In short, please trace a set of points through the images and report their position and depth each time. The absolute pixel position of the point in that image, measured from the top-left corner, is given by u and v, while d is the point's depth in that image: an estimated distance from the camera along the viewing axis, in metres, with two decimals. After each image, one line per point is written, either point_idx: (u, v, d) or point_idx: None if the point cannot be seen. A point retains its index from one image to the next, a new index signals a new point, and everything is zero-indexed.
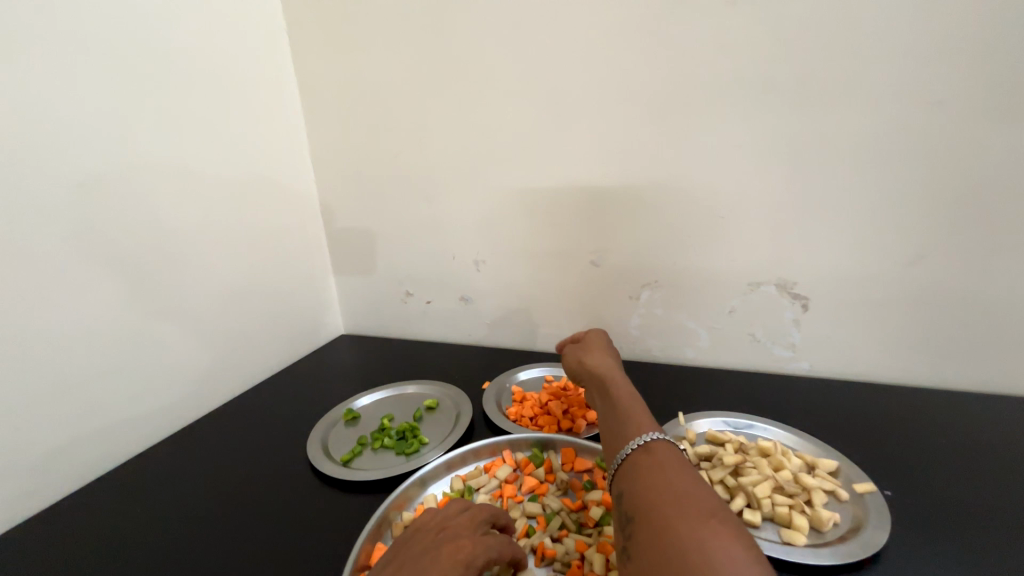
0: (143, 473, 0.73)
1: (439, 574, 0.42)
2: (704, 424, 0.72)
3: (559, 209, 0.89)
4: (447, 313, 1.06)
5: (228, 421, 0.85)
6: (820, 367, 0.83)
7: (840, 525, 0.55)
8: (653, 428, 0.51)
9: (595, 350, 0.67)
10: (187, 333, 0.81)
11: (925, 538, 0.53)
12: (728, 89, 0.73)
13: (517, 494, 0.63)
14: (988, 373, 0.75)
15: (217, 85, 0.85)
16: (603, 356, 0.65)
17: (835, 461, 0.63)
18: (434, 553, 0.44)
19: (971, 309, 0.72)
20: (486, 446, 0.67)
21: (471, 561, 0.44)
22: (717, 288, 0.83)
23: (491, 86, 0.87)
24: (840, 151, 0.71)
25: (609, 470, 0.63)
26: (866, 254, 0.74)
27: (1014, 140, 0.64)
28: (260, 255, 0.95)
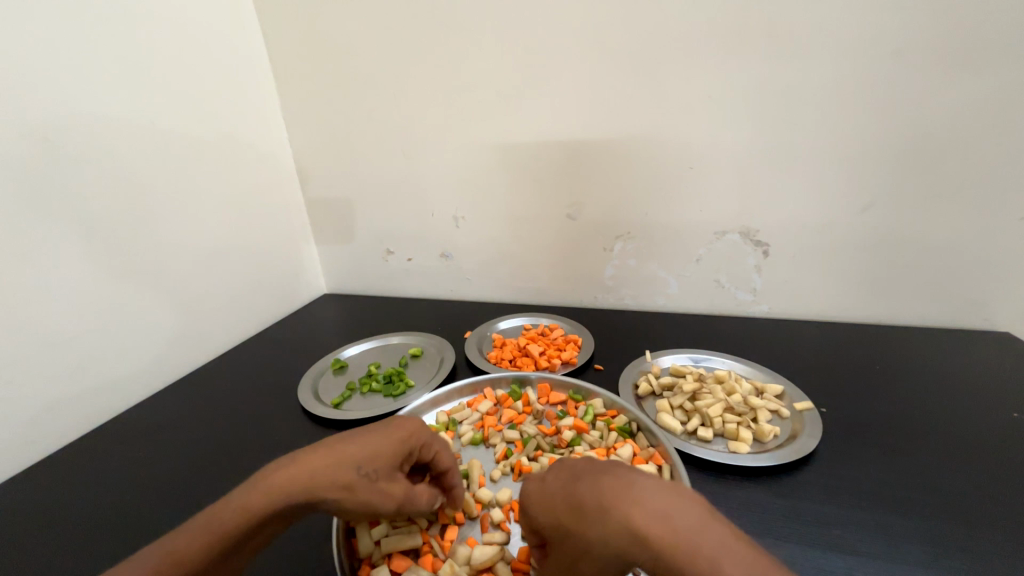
0: (137, 425, 0.76)
1: (380, 437, 0.46)
2: (667, 360, 0.79)
3: (535, 165, 0.90)
4: (428, 269, 1.08)
5: (217, 376, 0.88)
6: (777, 308, 0.90)
7: (779, 437, 0.63)
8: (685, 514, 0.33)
9: (539, 496, 0.42)
10: (168, 293, 0.82)
11: (851, 444, 0.61)
12: (699, 39, 0.74)
13: (497, 424, 0.68)
14: (922, 308, 0.83)
15: (179, 36, 0.81)
16: (552, 493, 0.40)
17: (782, 386, 0.71)
18: (386, 419, 0.49)
19: (912, 250, 0.79)
20: (469, 384, 0.72)
21: (411, 432, 0.48)
22: (685, 237, 0.88)
23: (465, 39, 0.85)
24: (800, 100, 0.74)
25: (580, 401, 0.69)
26: (821, 200, 0.79)
27: (959, 89, 0.68)
28: (237, 215, 0.94)
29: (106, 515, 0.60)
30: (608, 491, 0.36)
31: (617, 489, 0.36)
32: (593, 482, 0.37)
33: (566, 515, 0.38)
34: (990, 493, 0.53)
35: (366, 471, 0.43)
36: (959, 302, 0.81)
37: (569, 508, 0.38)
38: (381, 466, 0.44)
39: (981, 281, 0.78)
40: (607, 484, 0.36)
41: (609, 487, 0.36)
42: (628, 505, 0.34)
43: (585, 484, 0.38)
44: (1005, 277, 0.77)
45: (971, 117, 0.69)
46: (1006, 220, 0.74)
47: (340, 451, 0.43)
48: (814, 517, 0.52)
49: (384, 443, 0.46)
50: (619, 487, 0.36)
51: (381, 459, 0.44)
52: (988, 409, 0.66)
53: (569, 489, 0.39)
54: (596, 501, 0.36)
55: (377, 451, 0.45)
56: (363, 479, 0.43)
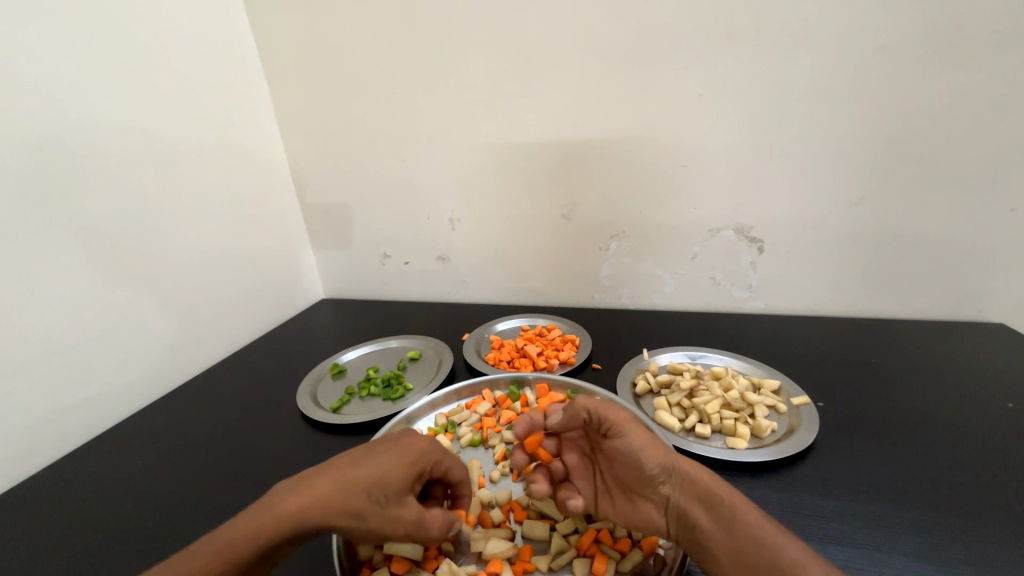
0: (135, 433, 0.76)
1: (391, 462, 0.45)
2: (664, 357, 0.79)
3: (529, 166, 0.91)
4: (425, 272, 1.08)
5: (215, 383, 0.88)
6: (772, 304, 0.90)
7: (777, 432, 0.63)
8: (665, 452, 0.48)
9: (606, 425, 0.51)
10: (165, 301, 0.82)
11: (848, 437, 0.62)
12: (689, 38, 0.75)
13: (496, 425, 0.69)
14: (916, 301, 0.83)
15: (171, 43, 0.81)
16: (624, 426, 0.51)
17: (778, 381, 0.71)
18: (394, 442, 0.48)
19: (905, 243, 0.79)
20: (467, 386, 0.72)
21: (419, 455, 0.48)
22: (680, 235, 0.88)
23: (457, 42, 0.85)
24: (790, 97, 0.74)
25: (578, 400, 0.70)
26: (814, 196, 0.79)
27: (947, 82, 0.69)
28: (233, 221, 0.94)
29: (107, 524, 0.60)
30: (671, 452, 0.48)
31: (664, 446, 0.49)
32: (653, 440, 0.50)
33: (631, 443, 0.49)
34: (985, 483, 0.54)
35: (376, 495, 0.43)
36: (953, 294, 0.81)
37: (621, 440, 0.49)
38: (390, 490, 0.44)
39: (974, 273, 0.79)
40: (665, 447, 0.49)
41: (671, 450, 0.49)
42: (684, 462, 0.48)
43: (648, 439, 0.50)
44: (997, 268, 0.78)
45: (958, 110, 0.70)
46: (996, 212, 0.74)
47: (348, 473, 0.43)
48: (812, 510, 0.52)
49: (393, 465, 0.45)
50: (676, 452, 0.49)
51: (391, 483, 0.44)
52: (983, 400, 0.67)
53: (635, 431, 0.50)
54: (662, 452, 0.48)
55: (387, 474, 0.44)
56: (372, 503, 0.42)
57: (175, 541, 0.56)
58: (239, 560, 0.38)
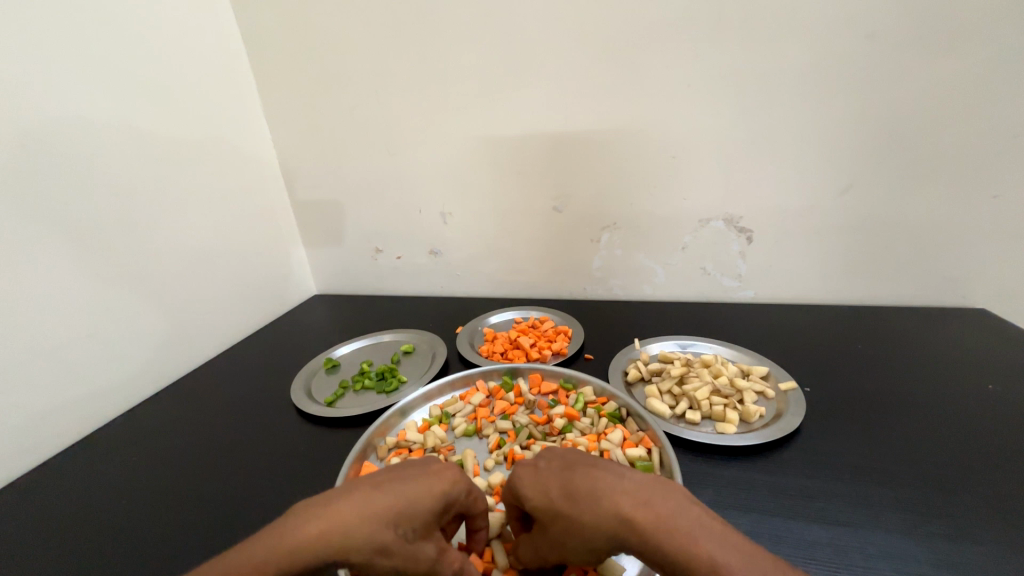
0: (128, 431, 0.75)
1: (421, 494, 0.41)
2: (655, 346, 0.80)
3: (520, 159, 0.91)
4: (417, 266, 1.08)
5: (209, 379, 0.88)
6: (762, 293, 0.91)
7: (765, 416, 0.64)
8: (605, 514, 0.37)
9: (532, 480, 0.43)
10: (156, 299, 0.81)
11: (835, 421, 0.63)
12: (679, 29, 0.75)
13: (490, 415, 0.69)
14: (901, 288, 0.85)
15: (156, 35, 0.79)
16: (548, 474, 0.42)
17: (767, 367, 0.72)
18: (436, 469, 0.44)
19: (890, 231, 0.81)
20: (461, 377, 0.73)
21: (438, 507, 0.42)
22: (671, 225, 0.89)
23: (447, 33, 0.85)
24: (778, 87, 0.75)
25: (571, 390, 0.70)
26: (800, 186, 0.81)
27: (930, 72, 0.70)
28: (223, 216, 0.93)
29: (102, 521, 0.60)
30: (600, 483, 0.38)
31: (594, 471, 0.40)
32: (585, 471, 0.40)
33: (559, 500, 0.40)
34: (965, 462, 0.56)
35: (401, 528, 0.39)
36: (936, 280, 0.83)
37: (556, 519, 0.40)
38: (418, 523, 0.40)
39: (955, 260, 0.81)
40: (599, 476, 0.39)
41: (601, 480, 0.39)
42: (613, 493, 0.37)
43: (577, 471, 0.40)
44: (979, 254, 0.79)
45: (940, 99, 0.71)
46: (978, 198, 0.76)
47: (371, 518, 0.38)
48: (797, 491, 0.54)
49: (423, 500, 0.41)
50: (609, 480, 0.38)
51: (418, 518, 0.40)
52: (965, 383, 0.68)
53: (559, 477, 0.41)
54: (586, 491, 0.38)
55: (415, 507, 0.40)
56: (397, 540, 0.39)
57: (171, 536, 0.57)
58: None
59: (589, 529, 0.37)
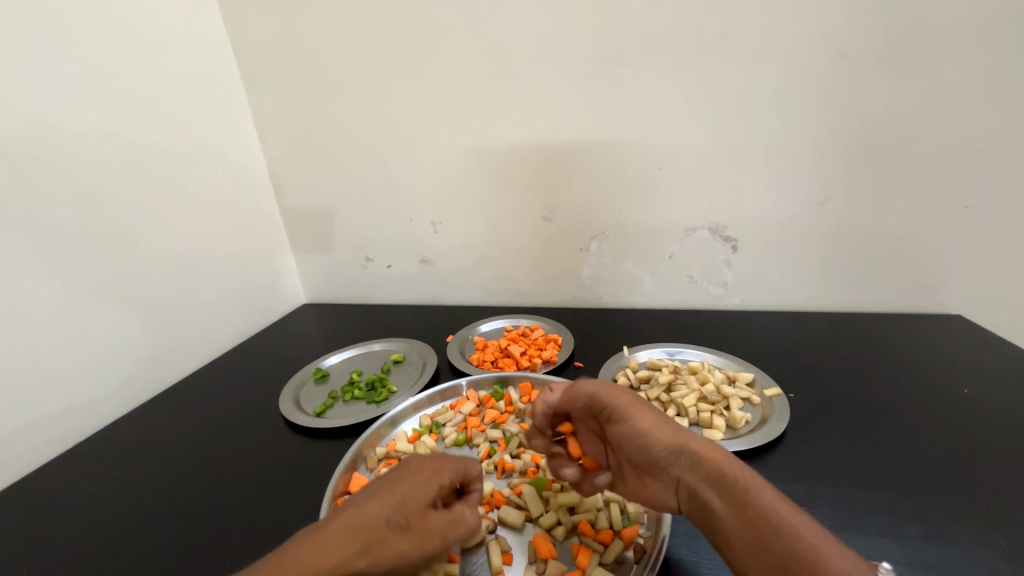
0: (111, 444, 0.74)
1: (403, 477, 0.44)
2: (644, 354, 0.81)
3: (509, 170, 0.92)
4: (407, 275, 1.08)
5: (195, 390, 0.86)
6: (747, 301, 0.93)
7: (750, 422, 0.66)
8: (694, 442, 0.44)
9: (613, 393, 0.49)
10: (141, 308, 0.80)
11: (819, 426, 0.64)
12: (663, 44, 0.77)
13: (480, 425, 0.70)
14: (882, 295, 0.87)
15: (144, 43, 0.79)
16: (625, 394, 0.48)
17: (752, 374, 0.73)
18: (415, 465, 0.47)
19: (868, 240, 0.83)
20: (451, 387, 0.73)
21: (431, 485, 0.44)
22: (658, 234, 0.90)
23: (438, 45, 0.86)
24: (759, 101, 0.77)
25: None
26: (782, 195, 0.83)
27: (900, 88, 0.73)
28: (210, 224, 0.92)
29: (82, 537, 0.58)
30: (676, 428, 0.46)
31: (641, 405, 0.48)
32: (662, 417, 0.47)
33: (644, 423, 0.46)
34: (942, 465, 0.57)
35: (395, 520, 0.40)
36: (913, 287, 0.85)
37: (630, 421, 0.47)
38: (412, 513, 0.41)
39: (930, 267, 0.83)
40: (674, 424, 0.46)
41: (676, 427, 0.46)
42: (690, 437, 0.44)
43: (658, 414, 0.47)
44: (954, 261, 0.82)
45: (912, 114, 0.74)
46: (951, 207, 0.78)
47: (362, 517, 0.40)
48: (783, 496, 0.54)
49: (411, 488, 0.43)
50: (684, 430, 0.45)
51: (409, 507, 0.42)
52: (941, 387, 0.70)
53: (641, 407, 0.48)
54: (668, 426, 0.46)
55: (404, 497, 0.42)
56: (393, 528, 0.40)
57: (154, 551, 0.55)
58: None
59: (668, 442, 0.44)
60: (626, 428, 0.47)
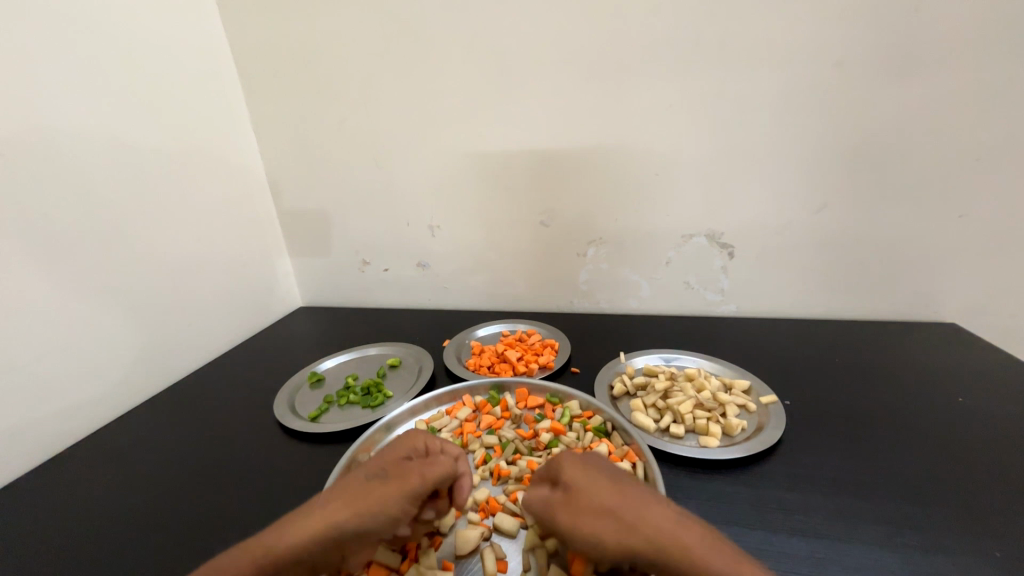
0: (104, 447, 0.73)
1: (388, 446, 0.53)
2: (641, 360, 0.81)
3: (506, 174, 0.92)
4: (404, 279, 1.08)
5: (189, 393, 0.85)
6: (744, 307, 0.93)
7: (747, 429, 0.66)
8: (657, 521, 0.42)
9: (578, 471, 0.47)
10: (136, 310, 0.79)
11: (815, 434, 0.64)
12: (661, 52, 0.78)
13: (476, 430, 0.69)
14: (877, 302, 0.88)
15: (142, 43, 0.79)
16: (593, 472, 0.47)
17: (748, 381, 0.74)
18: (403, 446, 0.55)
19: (863, 248, 0.84)
20: (447, 392, 0.73)
21: (409, 448, 0.52)
22: (655, 240, 0.91)
23: (438, 49, 0.86)
24: (756, 110, 0.78)
25: (557, 404, 0.71)
26: (779, 203, 0.83)
27: (894, 98, 0.74)
28: (207, 225, 0.92)
29: (72, 541, 0.57)
30: (643, 506, 0.43)
31: (618, 481, 0.46)
32: (629, 490, 0.45)
33: (608, 499, 0.44)
34: (938, 474, 0.57)
35: (371, 473, 0.48)
36: (908, 295, 0.86)
37: (591, 504, 0.44)
38: (385, 466, 0.49)
39: (925, 275, 0.84)
40: (642, 498, 0.44)
41: (644, 505, 0.43)
42: (656, 518, 0.42)
43: (627, 486, 0.45)
44: (948, 270, 0.83)
45: (905, 123, 0.75)
46: (945, 216, 0.79)
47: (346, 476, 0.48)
48: (779, 503, 0.54)
49: (391, 453, 0.51)
50: (649, 504, 0.43)
51: (383, 462, 0.49)
52: (938, 396, 0.71)
53: (607, 483, 0.46)
54: (632, 508, 0.43)
55: (382, 457, 0.51)
56: (366, 475, 0.47)
57: (146, 556, 0.54)
58: None
59: (640, 524, 0.41)
60: (591, 510, 0.44)
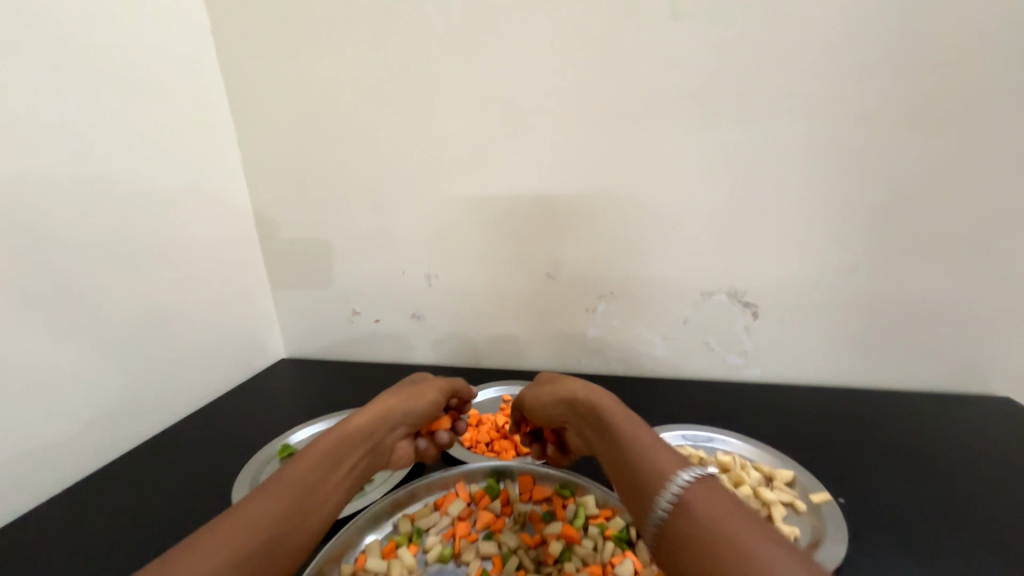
0: (31, 538, 0.61)
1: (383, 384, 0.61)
2: (663, 438, 0.71)
3: (510, 222, 0.86)
4: (397, 331, 1.00)
5: (143, 465, 0.75)
6: (770, 372, 0.84)
7: (799, 539, 0.56)
8: (648, 443, 0.43)
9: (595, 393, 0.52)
10: (90, 368, 0.70)
11: (876, 541, 0.54)
12: (676, 102, 0.74)
13: (471, 532, 0.58)
14: (918, 370, 0.79)
15: (129, 81, 0.74)
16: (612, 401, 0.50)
17: (792, 471, 0.64)
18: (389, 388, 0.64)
19: (901, 311, 0.76)
20: (437, 480, 0.61)
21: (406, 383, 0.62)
22: (670, 297, 0.83)
23: (441, 94, 0.83)
24: (778, 163, 0.73)
25: (569, 498, 0.59)
26: (806, 261, 0.77)
27: (926, 155, 0.69)
28: (185, 272, 0.84)
29: None
30: (642, 435, 0.44)
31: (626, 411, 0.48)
32: (636, 424, 0.46)
33: (613, 419, 0.47)
34: None
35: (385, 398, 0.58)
36: (951, 364, 0.78)
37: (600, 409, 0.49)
38: (396, 392, 0.59)
39: (969, 343, 0.76)
40: (643, 432, 0.44)
41: (645, 436, 0.44)
42: (655, 451, 0.42)
43: (635, 421, 0.46)
44: (995, 338, 0.75)
45: (939, 181, 0.70)
46: (988, 278, 0.73)
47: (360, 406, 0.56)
48: None
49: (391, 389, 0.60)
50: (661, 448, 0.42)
51: (392, 391, 0.59)
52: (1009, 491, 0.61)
53: (621, 412, 0.48)
54: (631, 431, 0.45)
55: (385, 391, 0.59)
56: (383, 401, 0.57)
57: None
58: (310, 487, 0.45)
59: (636, 439, 0.44)
60: (603, 417, 0.48)
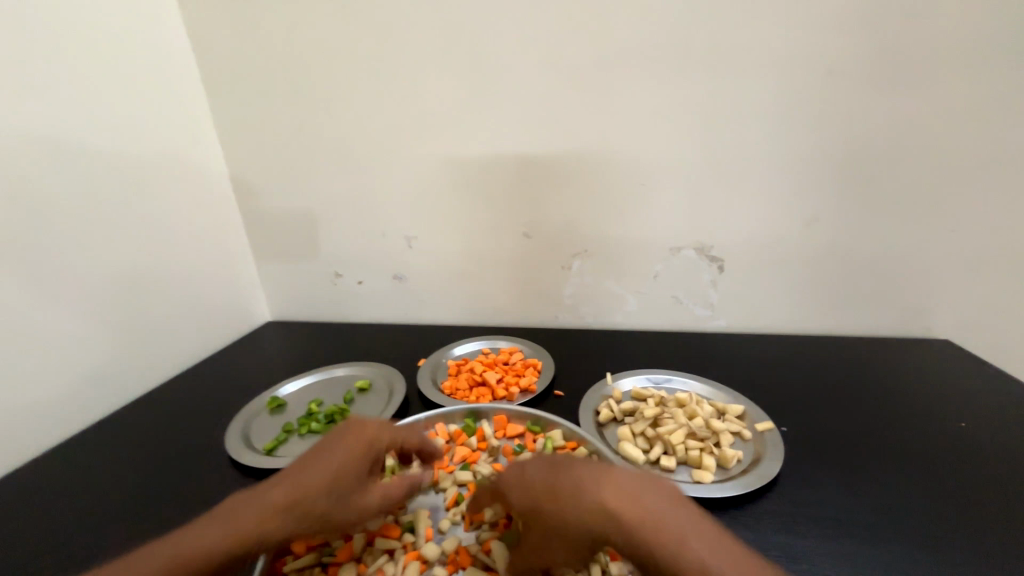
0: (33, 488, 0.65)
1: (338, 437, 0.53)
2: (628, 382, 0.76)
3: (486, 183, 0.88)
4: (380, 292, 1.02)
5: (136, 422, 0.78)
6: (734, 323, 0.90)
7: (743, 461, 0.62)
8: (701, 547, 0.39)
9: (601, 478, 0.43)
10: (74, 331, 0.72)
11: (814, 466, 0.61)
12: (647, 59, 0.75)
13: (450, 465, 0.64)
14: (868, 318, 0.85)
15: (85, 40, 0.72)
16: (635, 484, 0.43)
17: (742, 406, 0.69)
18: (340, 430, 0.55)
19: (856, 264, 0.81)
20: (418, 421, 0.67)
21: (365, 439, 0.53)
22: (641, 253, 0.87)
23: (414, 51, 0.81)
24: (744, 121, 0.75)
25: (539, 433, 0.65)
26: (768, 217, 0.80)
27: (885, 111, 0.72)
28: (162, 238, 0.84)
29: None
30: (685, 537, 0.39)
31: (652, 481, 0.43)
32: (672, 514, 0.41)
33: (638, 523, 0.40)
34: (943, 513, 0.54)
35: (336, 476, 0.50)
36: (899, 312, 0.84)
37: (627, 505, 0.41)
38: (344, 472, 0.51)
39: (917, 292, 0.82)
40: (680, 529, 0.40)
41: (694, 537, 0.40)
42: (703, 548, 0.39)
43: (654, 497, 0.42)
44: (940, 287, 0.81)
45: (896, 137, 0.73)
46: (937, 231, 0.77)
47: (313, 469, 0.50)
48: (779, 549, 0.50)
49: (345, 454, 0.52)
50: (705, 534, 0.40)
51: (343, 456, 0.51)
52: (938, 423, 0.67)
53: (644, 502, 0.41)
54: (657, 527, 0.40)
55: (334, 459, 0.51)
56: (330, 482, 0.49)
57: None
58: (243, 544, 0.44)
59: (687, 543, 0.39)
60: (627, 504, 0.41)
